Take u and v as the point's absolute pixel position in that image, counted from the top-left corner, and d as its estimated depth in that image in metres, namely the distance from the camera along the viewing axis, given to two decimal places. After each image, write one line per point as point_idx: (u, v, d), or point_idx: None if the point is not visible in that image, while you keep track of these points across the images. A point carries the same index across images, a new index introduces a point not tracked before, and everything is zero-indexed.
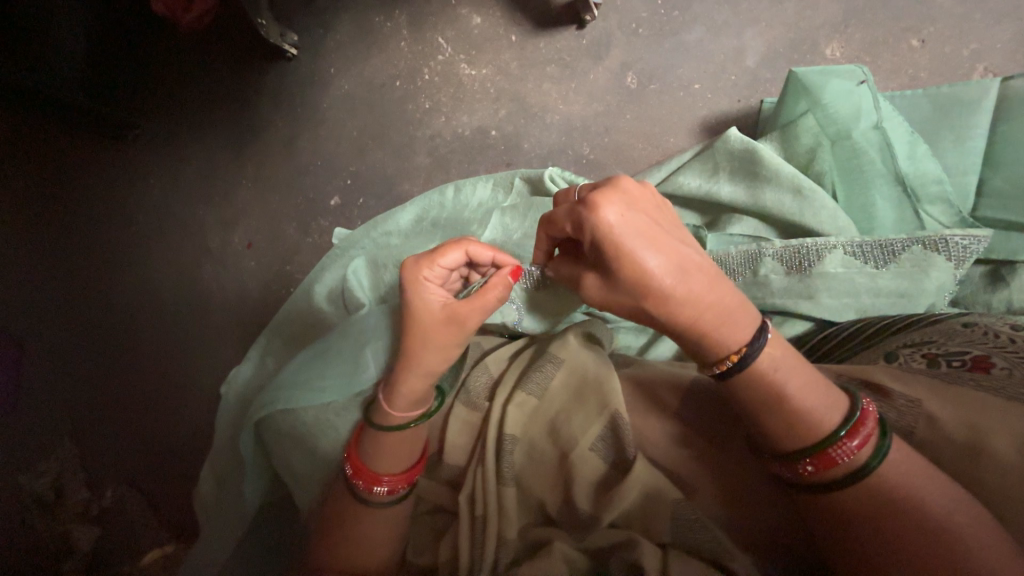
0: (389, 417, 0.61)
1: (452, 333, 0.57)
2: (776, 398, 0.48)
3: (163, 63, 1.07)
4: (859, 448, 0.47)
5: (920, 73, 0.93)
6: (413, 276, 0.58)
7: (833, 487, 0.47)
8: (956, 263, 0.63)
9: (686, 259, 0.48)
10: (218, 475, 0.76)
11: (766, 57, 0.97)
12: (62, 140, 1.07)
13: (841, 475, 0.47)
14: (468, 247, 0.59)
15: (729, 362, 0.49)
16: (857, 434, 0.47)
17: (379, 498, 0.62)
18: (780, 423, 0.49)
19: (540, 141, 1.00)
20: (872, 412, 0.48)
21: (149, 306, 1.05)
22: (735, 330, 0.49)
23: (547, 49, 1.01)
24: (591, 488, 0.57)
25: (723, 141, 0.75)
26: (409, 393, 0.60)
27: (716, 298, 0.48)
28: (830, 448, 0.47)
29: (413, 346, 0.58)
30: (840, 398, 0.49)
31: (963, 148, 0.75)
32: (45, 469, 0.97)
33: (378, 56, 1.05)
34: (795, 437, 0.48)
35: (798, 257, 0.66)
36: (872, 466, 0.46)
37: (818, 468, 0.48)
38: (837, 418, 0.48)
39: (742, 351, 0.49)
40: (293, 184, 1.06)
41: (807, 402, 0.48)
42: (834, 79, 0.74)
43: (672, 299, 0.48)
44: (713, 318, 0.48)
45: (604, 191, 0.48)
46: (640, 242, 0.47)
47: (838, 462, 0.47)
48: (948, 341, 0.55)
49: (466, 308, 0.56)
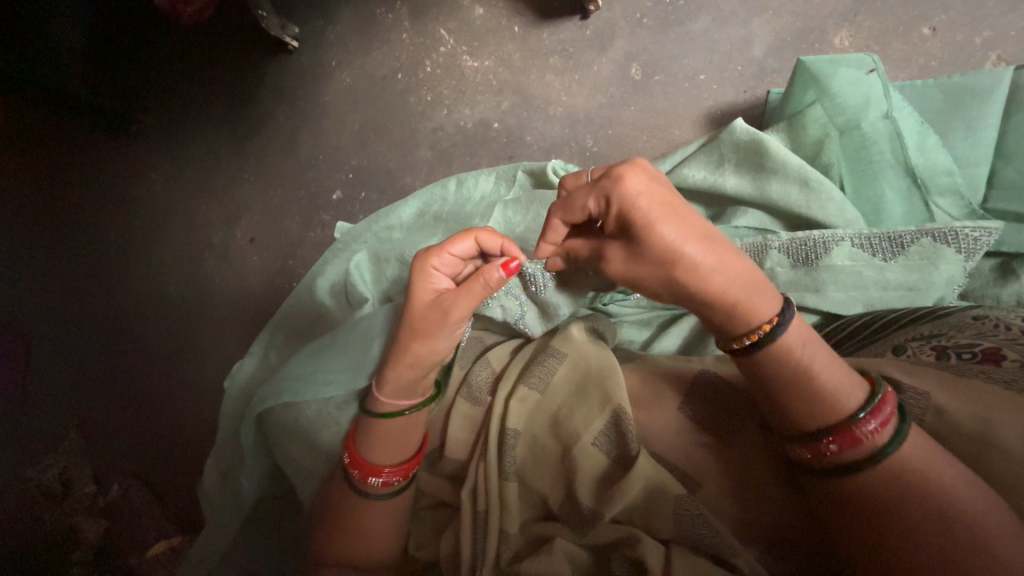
0: (380, 405, 0.61)
1: (437, 322, 0.58)
2: (801, 375, 0.48)
3: (164, 57, 1.07)
4: (879, 428, 0.46)
5: (931, 63, 0.91)
6: (421, 262, 0.59)
7: (854, 467, 0.46)
8: (966, 256, 0.62)
9: (709, 231, 0.51)
10: (222, 469, 0.76)
11: (773, 48, 0.95)
12: (65, 136, 1.07)
13: (861, 456, 0.46)
14: (478, 235, 0.59)
15: (760, 332, 0.49)
16: (879, 413, 0.46)
17: (376, 490, 0.61)
18: (802, 402, 0.49)
19: (543, 134, 0.99)
20: (892, 396, 0.47)
21: (153, 301, 1.06)
22: (764, 303, 0.50)
23: (550, 40, 1.00)
24: (593, 484, 0.56)
25: (728, 132, 0.74)
26: (394, 383, 0.60)
27: (742, 269, 0.51)
28: (852, 427, 0.46)
29: (406, 333, 0.59)
30: (860, 381, 0.48)
31: (974, 138, 0.74)
32: (52, 462, 0.98)
33: (380, 48, 1.04)
34: (818, 414, 0.48)
35: (804, 249, 0.65)
36: (891, 450, 0.45)
37: (842, 446, 0.47)
38: (860, 398, 0.47)
39: (775, 320, 0.49)
40: (295, 179, 1.05)
41: (833, 381, 0.48)
42: (843, 67, 0.72)
43: (701, 268, 0.50)
44: (743, 288, 0.50)
45: (626, 167, 0.52)
46: (663, 213, 0.50)
47: (862, 442, 0.46)
48: (958, 334, 0.54)
49: (453, 298, 0.57)
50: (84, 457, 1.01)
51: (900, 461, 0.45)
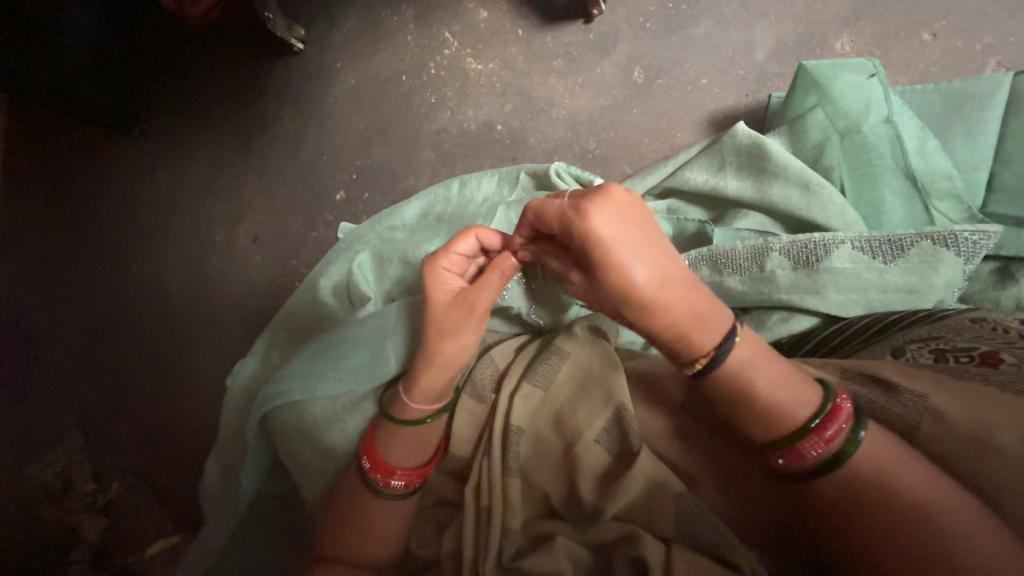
0: (406, 410, 0.61)
1: (463, 317, 0.58)
2: (743, 395, 0.50)
3: (169, 57, 1.08)
4: (829, 440, 0.47)
5: (931, 68, 0.92)
6: (430, 266, 0.61)
7: (806, 477, 0.48)
8: (965, 259, 0.63)
9: (668, 266, 0.49)
10: (225, 467, 0.76)
11: (775, 52, 0.96)
12: (72, 134, 1.08)
13: (811, 467, 0.48)
14: (479, 234, 0.61)
15: (699, 364, 0.50)
16: (827, 427, 0.47)
17: (395, 492, 0.62)
18: (752, 420, 0.50)
19: (546, 136, 1.00)
20: (845, 409, 0.48)
21: (156, 299, 1.06)
22: (707, 335, 0.50)
23: (554, 43, 1.01)
24: (595, 481, 0.57)
25: (730, 136, 0.75)
26: (424, 388, 0.61)
27: (693, 304, 0.50)
28: (799, 442, 0.48)
29: (431, 336, 0.60)
30: (812, 394, 0.49)
31: (974, 142, 0.74)
32: (52, 460, 0.99)
33: (385, 51, 1.05)
34: (766, 428, 0.50)
35: (805, 252, 0.66)
36: (843, 458, 0.47)
37: (790, 460, 0.49)
38: (807, 413, 0.48)
39: (712, 353, 0.50)
40: (299, 179, 1.06)
41: (783, 398, 0.49)
42: (845, 71, 0.73)
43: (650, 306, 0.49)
44: (690, 323, 0.50)
45: (596, 199, 0.49)
46: (619, 253, 0.48)
47: (809, 455, 0.48)
48: (957, 337, 0.55)
49: (474, 290, 0.58)
50: (84, 455, 1.01)
51: (897, 462, 0.46)
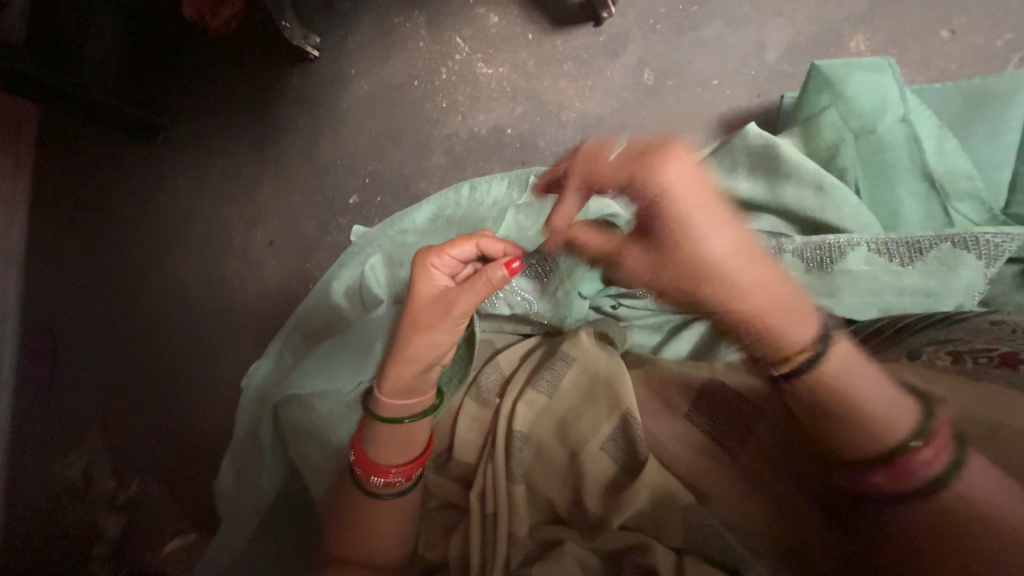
0: (380, 407, 0.62)
1: (440, 314, 0.59)
2: (756, 320, 0.51)
3: (190, 67, 1.11)
4: (934, 459, 0.44)
5: (952, 65, 0.89)
6: (422, 260, 0.62)
7: (897, 500, 0.45)
8: (986, 262, 0.61)
9: (734, 252, 0.52)
10: (240, 465, 0.78)
11: (788, 52, 0.95)
12: (97, 142, 1.12)
13: (916, 487, 0.45)
14: (478, 241, 0.63)
15: (802, 359, 0.49)
16: (932, 443, 0.45)
17: (378, 490, 0.62)
18: (756, 337, 0.52)
19: (556, 139, 1.00)
20: (946, 422, 0.46)
21: (174, 301, 1.09)
22: (799, 327, 0.50)
23: (564, 47, 1.01)
24: (601, 490, 0.56)
25: (741, 137, 0.74)
26: (393, 383, 0.61)
27: (778, 291, 0.51)
28: (898, 455, 0.45)
29: (407, 325, 0.60)
30: (910, 408, 0.47)
31: (996, 142, 0.72)
32: (76, 458, 1.02)
33: (397, 57, 1.06)
34: (768, 347, 0.52)
35: (819, 254, 0.65)
36: (948, 478, 0.44)
37: (892, 478, 0.46)
38: (908, 425, 0.46)
39: (814, 348, 0.49)
40: (313, 183, 1.08)
41: (878, 409, 0.47)
42: (858, 71, 0.72)
43: (740, 293, 0.51)
44: (776, 312, 0.50)
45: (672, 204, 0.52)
46: (729, 262, 0.52)
47: (912, 473, 0.45)
48: (976, 339, 0.53)
49: (457, 292, 0.59)
50: (105, 453, 1.04)
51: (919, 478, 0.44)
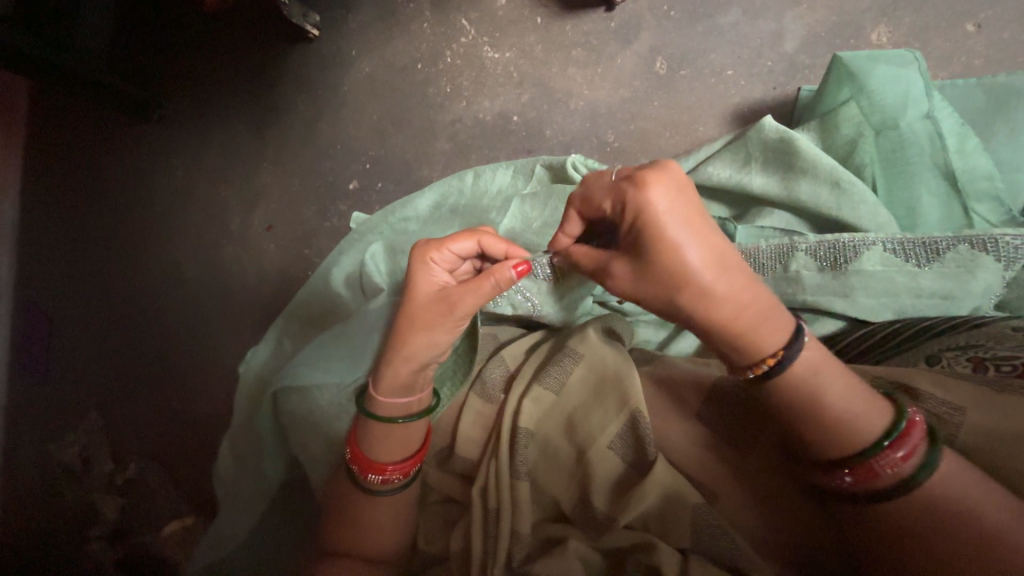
0: (376, 405, 0.60)
1: (442, 314, 0.56)
2: (727, 327, 0.46)
3: (185, 44, 1.07)
4: (905, 459, 0.44)
5: (974, 61, 0.87)
6: (420, 255, 0.58)
7: (869, 500, 0.45)
8: (1005, 265, 0.59)
9: (728, 253, 0.45)
10: (238, 454, 0.76)
11: (805, 43, 0.92)
12: (89, 119, 1.08)
13: (886, 486, 0.45)
14: (481, 238, 0.58)
15: (764, 365, 0.46)
16: (902, 444, 0.44)
17: (375, 487, 0.61)
18: (727, 343, 0.48)
19: (563, 128, 0.97)
20: (920, 423, 0.45)
21: (169, 285, 1.06)
22: (771, 333, 0.46)
23: (574, 32, 0.98)
24: (607, 489, 0.55)
25: (756, 130, 0.72)
26: (390, 382, 0.59)
27: (753, 298, 0.46)
28: (872, 457, 0.45)
29: (405, 323, 0.58)
30: (884, 405, 0.46)
31: (1017, 141, 0.71)
32: (72, 440, 1.01)
33: (401, 38, 1.03)
34: (740, 352, 0.47)
35: (834, 253, 0.63)
36: (921, 478, 0.44)
37: (859, 479, 0.45)
38: (881, 427, 0.45)
39: (780, 354, 0.46)
40: (314, 167, 1.05)
41: (849, 409, 0.46)
42: (880, 64, 0.70)
43: (713, 296, 0.45)
44: (752, 318, 0.46)
45: (652, 173, 0.45)
46: (709, 273, 0.44)
47: (879, 474, 0.45)
48: (997, 345, 0.52)
49: (460, 291, 0.55)
50: (100, 437, 1.03)
51: (934, 487, 0.43)
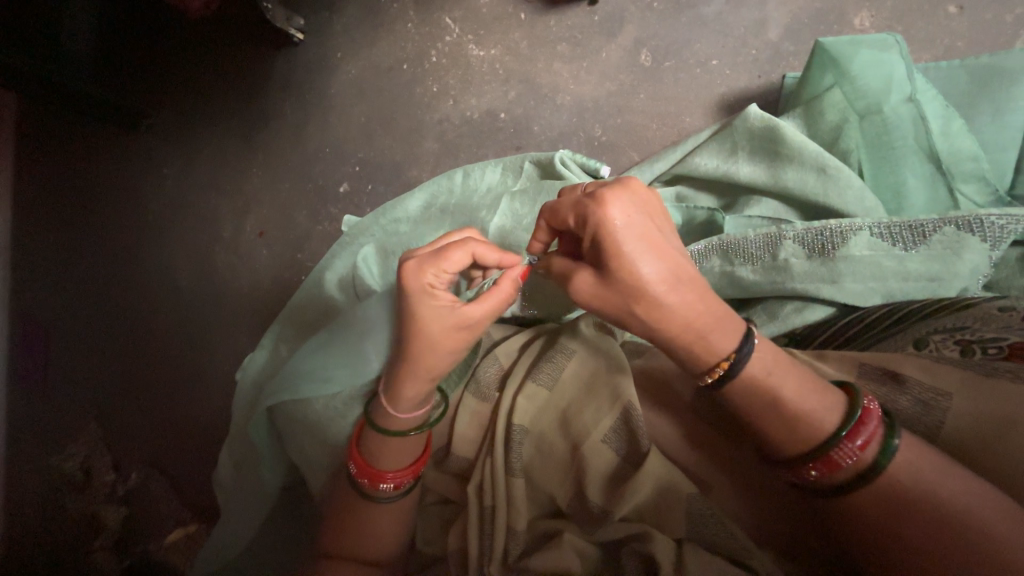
0: (390, 419, 0.59)
1: (463, 337, 0.54)
2: (678, 336, 0.47)
3: (172, 51, 1.07)
4: (863, 448, 0.44)
5: (957, 43, 0.87)
6: (414, 281, 0.53)
7: (834, 492, 0.45)
8: (992, 244, 0.59)
9: (682, 268, 0.47)
10: (237, 460, 0.76)
11: (789, 30, 0.92)
12: (78, 129, 1.08)
13: (848, 478, 0.45)
14: (473, 247, 0.54)
15: (719, 370, 0.47)
16: (859, 434, 0.44)
17: (386, 495, 0.61)
18: (681, 349, 0.49)
19: (551, 124, 0.97)
20: (875, 411, 0.45)
21: (164, 294, 1.06)
22: (723, 337, 0.47)
23: (558, 27, 0.98)
24: (602, 482, 0.55)
25: (742, 119, 0.72)
26: (408, 397, 0.58)
27: (706, 307, 0.47)
28: (832, 450, 0.45)
29: (416, 350, 0.54)
30: (839, 398, 0.47)
31: (1002, 122, 0.71)
32: (73, 451, 1.01)
33: (386, 40, 1.03)
34: (694, 357, 0.48)
35: (820, 239, 0.63)
36: (881, 466, 0.44)
37: (823, 472, 0.46)
38: (836, 419, 0.46)
39: (731, 358, 0.47)
40: (303, 171, 1.05)
41: (806, 405, 0.46)
42: (863, 50, 0.70)
43: (665, 305, 0.46)
44: (705, 325, 0.47)
45: (612, 190, 0.47)
46: (662, 285, 0.45)
47: (842, 466, 0.45)
48: (983, 327, 0.52)
49: (480, 312, 0.53)
50: (103, 446, 1.03)
51: (927, 468, 0.43)
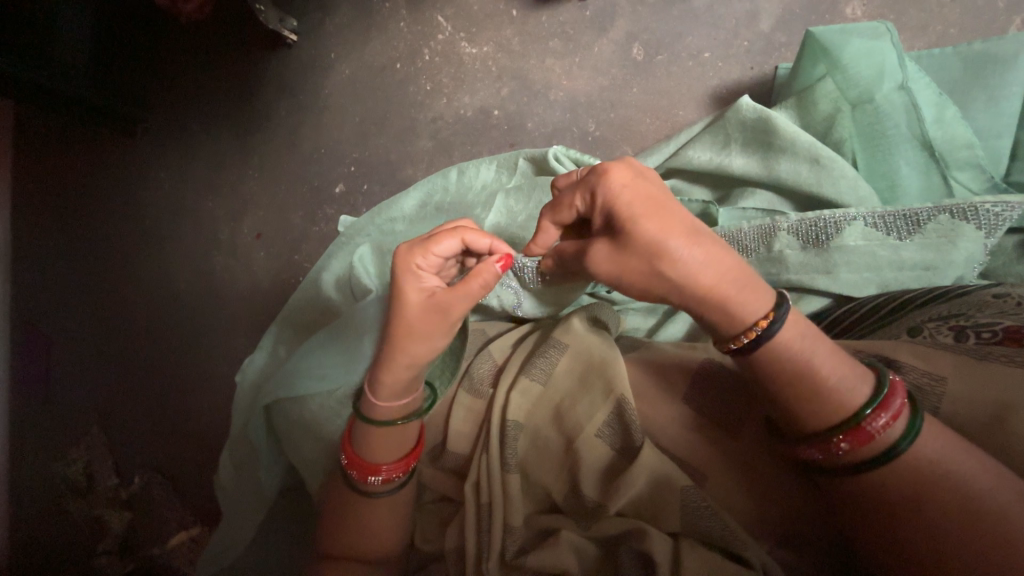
0: (376, 411, 0.59)
1: (439, 321, 0.54)
2: (708, 295, 0.46)
3: (165, 55, 1.07)
4: (889, 424, 0.44)
5: (950, 30, 0.87)
6: (404, 261, 0.54)
7: (857, 468, 0.44)
8: (987, 232, 0.59)
9: (698, 224, 0.46)
10: (235, 463, 0.76)
11: (781, 21, 0.92)
12: (73, 135, 1.08)
13: (872, 454, 0.44)
14: (465, 235, 0.56)
15: (757, 329, 0.45)
16: (889, 407, 0.44)
17: (377, 488, 0.61)
18: (712, 312, 0.47)
19: (545, 120, 0.97)
20: (900, 386, 0.45)
21: (163, 298, 1.06)
22: (750, 300, 0.46)
23: (549, 23, 0.98)
24: (597, 477, 0.55)
25: (734, 111, 0.72)
26: (390, 386, 0.57)
27: (732, 265, 0.46)
28: (862, 423, 0.44)
29: (400, 329, 0.54)
30: (866, 373, 0.46)
31: (995, 109, 0.70)
32: (76, 457, 1.01)
33: (379, 39, 1.02)
34: (726, 322, 0.47)
35: (814, 230, 0.63)
36: (902, 447, 0.43)
37: (853, 444, 0.44)
38: (866, 392, 0.45)
39: (770, 315, 0.45)
40: (298, 173, 1.05)
41: (833, 376, 0.45)
42: (856, 37, 0.69)
43: (686, 264, 0.45)
44: (733, 283, 0.46)
45: (611, 163, 0.49)
46: (678, 239, 0.44)
47: (873, 439, 0.44)
48: (978, 313, 0.52)
49: (451, 295, 0.52)
50: (104, 451, 1.03)
51: (923, 458, 0.43)
